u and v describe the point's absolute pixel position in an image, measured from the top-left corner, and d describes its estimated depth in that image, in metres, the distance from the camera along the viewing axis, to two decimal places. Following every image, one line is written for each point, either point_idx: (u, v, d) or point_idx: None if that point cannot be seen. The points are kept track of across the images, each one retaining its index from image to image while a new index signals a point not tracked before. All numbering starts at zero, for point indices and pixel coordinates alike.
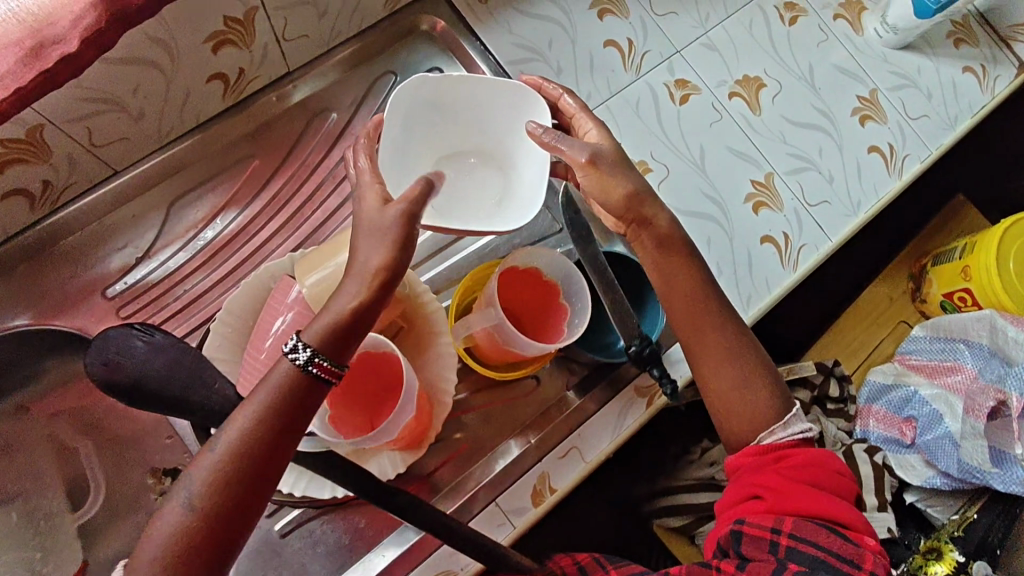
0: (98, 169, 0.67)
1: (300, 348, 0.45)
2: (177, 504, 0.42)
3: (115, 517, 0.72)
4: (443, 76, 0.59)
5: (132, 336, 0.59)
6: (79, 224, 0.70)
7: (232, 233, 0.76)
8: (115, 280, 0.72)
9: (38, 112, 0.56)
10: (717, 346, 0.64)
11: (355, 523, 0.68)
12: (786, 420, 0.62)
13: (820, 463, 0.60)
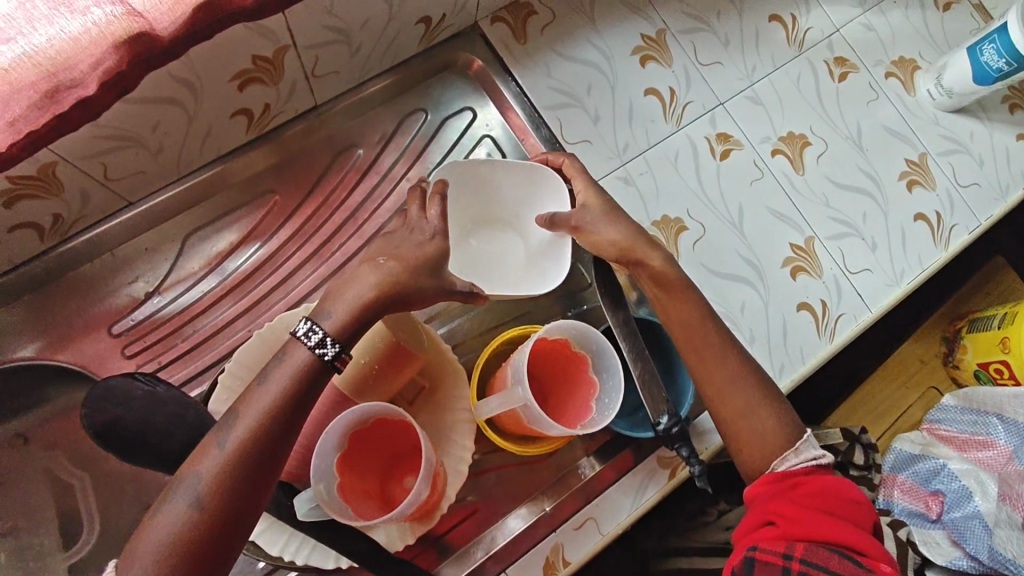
0: (112, 200, 0.64)
1: (329, 344, 0.46)
2: (182, 500, 0.41)
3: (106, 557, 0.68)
4: (467, 161, 0.64)
5: (133, 385, 0.58)
6: (89, 255, 0.66)
7: (252, 268, 0.72)
8: (124, 315, 0.68)
9: (52, 151, 0.53)
10: (745, 422, 0.60)
11: None
12: (798, 446, 0.58)
13: (837, 487, 0.54)
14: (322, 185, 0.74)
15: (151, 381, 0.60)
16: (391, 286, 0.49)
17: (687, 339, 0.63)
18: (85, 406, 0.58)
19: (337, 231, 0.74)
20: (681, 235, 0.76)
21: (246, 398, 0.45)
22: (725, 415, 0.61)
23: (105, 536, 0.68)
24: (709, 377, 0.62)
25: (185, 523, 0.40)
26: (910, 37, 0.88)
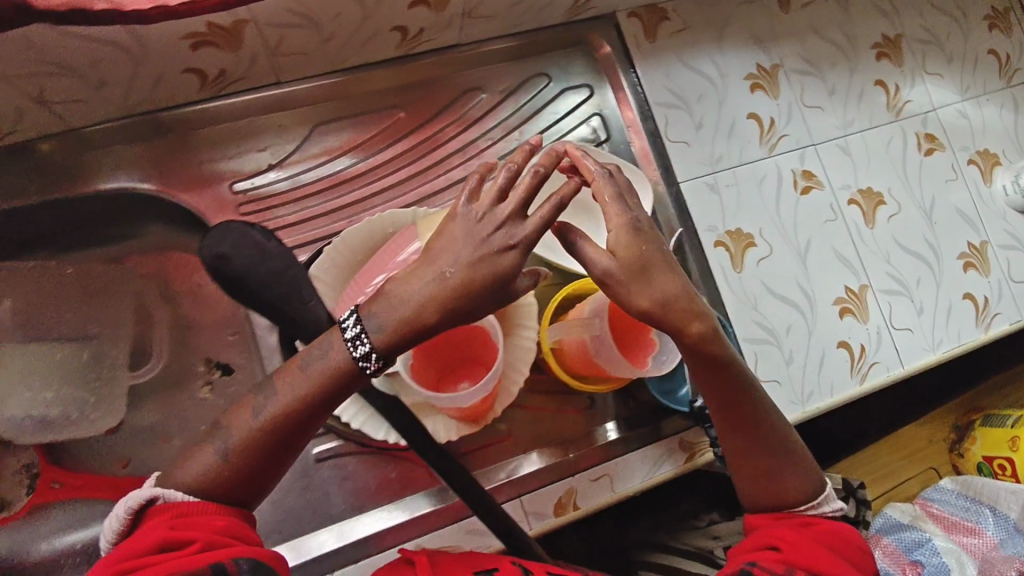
0: (268, 74, 0.70)
1: (371, 359, 0.50)
2: (216, 449, 0.49)
3: (169, 387, 0.76)
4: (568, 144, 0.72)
5: (250, 233, 0.62)
6: (231, 116, 0.73)
7: (359, 171, 0.77)
8: (244, 177, 0.75)
9: (250, 10, 0.60)
10: (776, 477, 0.62)
11: (386, 473, 0.69)
12: (823, 498, 0.62)
13: (843, 534, 0.59)
14: (445, 115, 0.79)
15: (266, 236, 0.63)
16: (416, 305, 0.50)
17: (729, 395, 0.60)
18: (204, 240, 0.61)
19: (447, 157, 0.79)
20: (749, 250, 0.81)
21: (287, 375, 0.51)
22: (751, 465, 0.62)
23: (170, 366, 0.77)
24: (744, 431, 0.62)
25: (211, 470, 0.49)
26: (998, 133, 0.94)
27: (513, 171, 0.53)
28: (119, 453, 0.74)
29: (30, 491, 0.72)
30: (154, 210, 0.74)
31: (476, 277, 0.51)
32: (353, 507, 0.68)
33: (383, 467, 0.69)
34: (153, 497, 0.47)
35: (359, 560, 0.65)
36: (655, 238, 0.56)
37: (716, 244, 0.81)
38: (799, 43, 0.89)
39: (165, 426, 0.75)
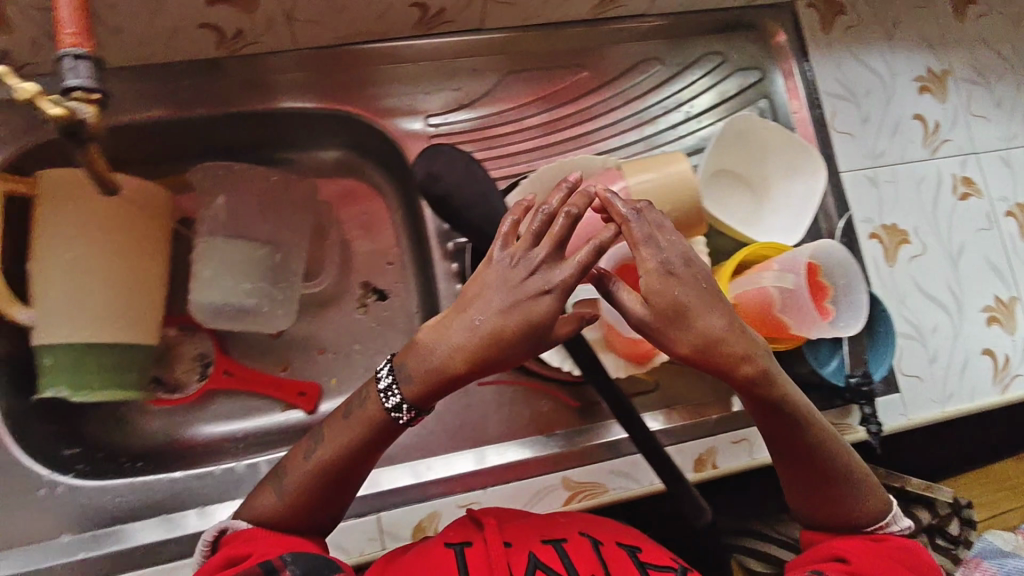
0: (474, 19, 0.74)
1: (402, 411, 0.53)
2: (274, 494, 0.54)
3: (334, 302, 0.82)
4: (751, 117, 0.73)
5: (459, 156, 0.66)
6: (430, 56, 0.76)
7: (544, 120, 0.78)
8: (437, 113, 0.76)
9: None
10: (838, 500, 0.58)
11: (539, 406, 0.73)
12: (891, 513, 0.59)
13: (915, 550, 0.55)
14: (626, 80, 0.81)
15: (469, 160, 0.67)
16: (447, 350, 0.51)
17: (781, 424, 0.55)
18: (419, 158, 0.66)
19: (624, 119, 0.81)
20: (903, 247, 0.82)
21: (332, 426, 0.56)
22: (808, 491, 0.59)
23: (338, 283, 0.82)
24: (798, 459, 0.57)
25: (269, 511, 0.54)
26: None
27: (543, 215, 0.52)
28: (281, 355, 0.81)
29: (201, 377, 0.79)
30: (347, 136, 0.80)
31: (508, 325, 0.50)
32: (504, 432, 0.72)
33: (536, 401, 0.73)
34: (224, 530, 0.53)
35: (511, 481, 0.68)
36: (693, 278, 0.51)
37: (870, 236, 0.81)
38: (969, 53, 0.90)
39: (325, 338, 0.82)
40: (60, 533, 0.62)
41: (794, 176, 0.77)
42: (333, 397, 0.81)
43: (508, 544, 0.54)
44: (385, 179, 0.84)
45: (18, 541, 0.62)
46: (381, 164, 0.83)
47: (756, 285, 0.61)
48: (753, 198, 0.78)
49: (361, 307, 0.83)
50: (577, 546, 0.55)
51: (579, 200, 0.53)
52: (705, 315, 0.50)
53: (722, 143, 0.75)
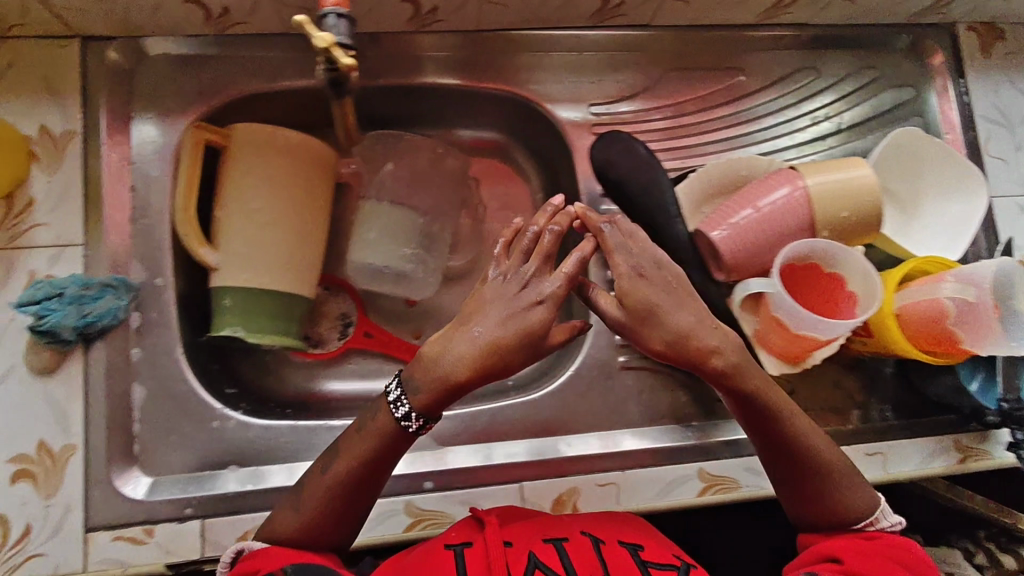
0: (647, 15, 0.76)
1: (411, 418, 0.54)
2: (289, 511, 0.55)
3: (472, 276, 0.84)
4: (914, 130, 0.74)
5: (635, 144, 0.68)
6: (597, 48, 0.78)
7: (699, 118, 0.80)
8: (602, 101, 0.78)
9: None
10: (832, 497, 0.57)
11: (678, 398, 0.74)
12: (882, 510, 0.58)
13: (904, 545, 0.54)
14: (780, 86, 0.82)
15: (643, 150, 0.69)
16: (453, 361, 0.54)
17: (762, 413, 0.57)
18: (595, 144, 0.69)
19: (775, 124, 0.82)
20: None
21: (346, 439, 0.56)
22: (798, 487, 0.58)
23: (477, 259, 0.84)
24: (783, 452, 0.58)
25: (286, 527, 0.54)
26: None
27: (530, 235, 0.59)
28: (414, 323, 0.84)
29: (341, 336, 0.82)
30: (504, 119, 0.82)
31: (506, 336, 0.54)
32: (643, 419, 0.73)
33: (673, 391, 0.74)
34: (241, 550, 0.54)
35: (650, 467, 0.70)
36: (663, 280, 0.57)
37: None
38: None
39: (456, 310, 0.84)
40: (227, 467, 0.66)
41: (952, 195, 0.76)
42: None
43: (508, 543, 0.55)
44: (530, 162, 0.86)
45: (187, 467, 0.65)
46: (528, 146, 0.84)
47: (931, 296, 0.62)
48: (908, 210, 0.77)
49: None
50: (578, 544, 0.56)
51: (562, 218, 0.61)
52: (673, 313, 0.55)
53: (883, 157, 0.75)
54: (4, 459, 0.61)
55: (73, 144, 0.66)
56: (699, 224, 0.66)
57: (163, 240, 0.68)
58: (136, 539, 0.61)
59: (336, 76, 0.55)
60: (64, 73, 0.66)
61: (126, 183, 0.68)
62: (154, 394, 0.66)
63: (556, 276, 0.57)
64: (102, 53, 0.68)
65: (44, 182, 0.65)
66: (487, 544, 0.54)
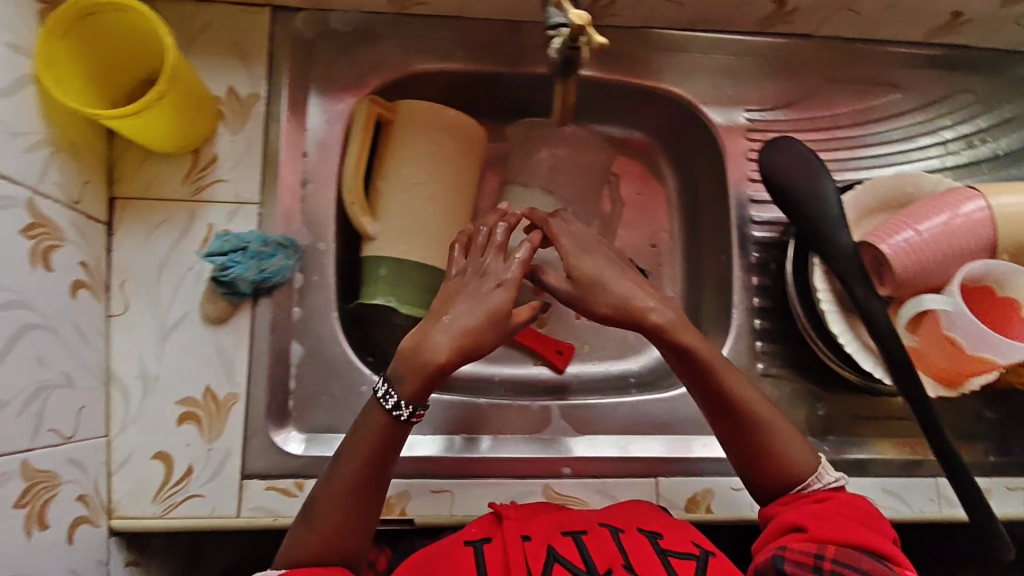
0: (814, 24, 0.76)
1: (402, 406, 0.54)
2: (299, 523, 0.54)
3: None
4: None
5: (807, 152, 0.68)
6: (757, 54, 0.78)
7: (851, 131, 0.79)
8: (757, 107, 0.78)
9: None
10: (778, 457, 0.59)
11: (817, 412, 0.75)
12: (820, 469, 0.59)
13: (854, 502, 0.56)
14: (938, 106, 0.81)
15: (816, 159, 0.68)
16: (432, 344, 0.54)
17: (708, 373, 0.58)
18: (765, 148, 0.70)
19: (927, 144, 0.80)
20: None
21: (338, 450, 0.55)
22: (758, 463, 0.59)
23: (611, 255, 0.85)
24: (731, 416, 0.59)
25: (303, 539, 0.52)
26: None
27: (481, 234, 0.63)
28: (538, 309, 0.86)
29: None
30: (652, 119, 0.82)
31: (473, 320, 0.55)
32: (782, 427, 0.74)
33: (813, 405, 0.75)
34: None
35: None
36: (604, 254, 0.63)
37: None
38: None
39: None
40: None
41: None
42: (581, 361, 0.85)
43: (528, 537, 0.55)
44: (670, 162, 0.86)
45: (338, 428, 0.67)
46: (671, 146, 0.85)
47: None
48: None
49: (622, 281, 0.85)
50: (596, 537, 0.55)
51: (510, 218, 0.65)
52: (617, 282, 0.60)
53: None
54: (173, 400, 0.64)
55: (257, 108, 0.68)
56: (871, 237, 0.65)
57: (329, 208, 0.70)
58: (288, 491, 0.64)
59: (578, 53, 0.47)
60: (254, 37, 0.68)
61: (301, 149, 0.70)
62: (310, 354, 0.68)
63: (511, 261, 0.60)
64: (290, 23, 0.70)
65: (228, 141, 0.67)
66: (506, 541, 0.54)
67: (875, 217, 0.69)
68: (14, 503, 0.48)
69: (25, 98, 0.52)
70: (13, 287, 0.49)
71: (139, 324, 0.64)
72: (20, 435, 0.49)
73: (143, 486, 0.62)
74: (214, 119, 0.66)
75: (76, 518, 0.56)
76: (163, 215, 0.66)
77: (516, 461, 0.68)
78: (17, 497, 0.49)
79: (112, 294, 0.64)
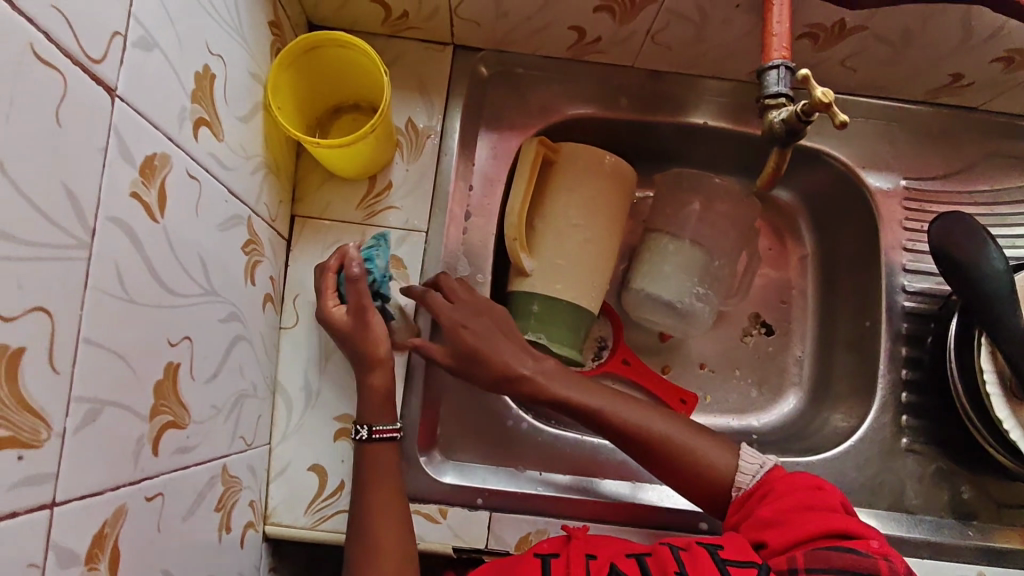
0: (983, 97, 0.75)
1: (359, 430, 0.61)
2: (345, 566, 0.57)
3: (733, 323, 0.85)
4: None
5: (979, 230, 0.68)
6: (917, 122, 0.78)
7: (1010, 207, 0.78)
8: (915, 175, 0.78)
9: None
10: (694, 469, 0.60)
11: (958, 492, 0.73)
12: (740, 462, 0.59)
13: (789, 488, 0.54)
14: None
15: (990, 238, 0.68)
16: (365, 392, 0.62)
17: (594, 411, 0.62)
18: (934, 225, 0.70)
19: None
20: None
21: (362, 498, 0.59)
22: (681, 477, 0.60)
23: (743, 308, 0.85)
24: (633, 447, 0.62)
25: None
26: None
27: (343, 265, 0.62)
28: (661, 357, 0.84)
29: (597, 358, 0.82)
30: (799, 178, 0.83)
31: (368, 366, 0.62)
32: (924, 505, 0.72)
33: (956, 485, 0.73)
34: None
35: (925, 558, 0.69)
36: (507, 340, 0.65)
37: None
38: None
39: (705, 353, 0.84)
40: (521, 470, 0.69)
41: None
42: (703, 413, 0.82)
43: (591, 556, 0.51)
44: (810, 220, 0.86)
45: (484, 458, 0.70)
46: (813, 204, 0.84)
47: None
48: None
49: (752, 334, 0.84)
50: (657, 560, 0.49)
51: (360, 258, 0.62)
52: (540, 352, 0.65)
53: None
54: (330, 415, 0.65)
55: (432, 140, 0.71)
56: None
57: (489, 241, 0.72)
58: (431, 516, 0.65)
59: (804, 126, 0.52)
60: (435, 74, 0.72)
61: (468, 183, 0.72)
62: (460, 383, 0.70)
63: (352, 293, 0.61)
64: (469, 61, 0.73)
65: (403, 170, 0.70)
66: (570, 559, 0.50)
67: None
68: (213, 507, 0.50)
69: (255, 123, 0.55)
70: (233, 300, 0.52)
71: (306, 338, 0.66)
72: (223, 440, 0.51)
73: (296, 496, 0.64)
74: (393, 148, 0.69)
75: (245, 523, 0.58)
76: (337, 236, 0.69)
77: (653, 511, 0.68)
78: (215, 501, 0.51)
79: (284, 307, 0.67)
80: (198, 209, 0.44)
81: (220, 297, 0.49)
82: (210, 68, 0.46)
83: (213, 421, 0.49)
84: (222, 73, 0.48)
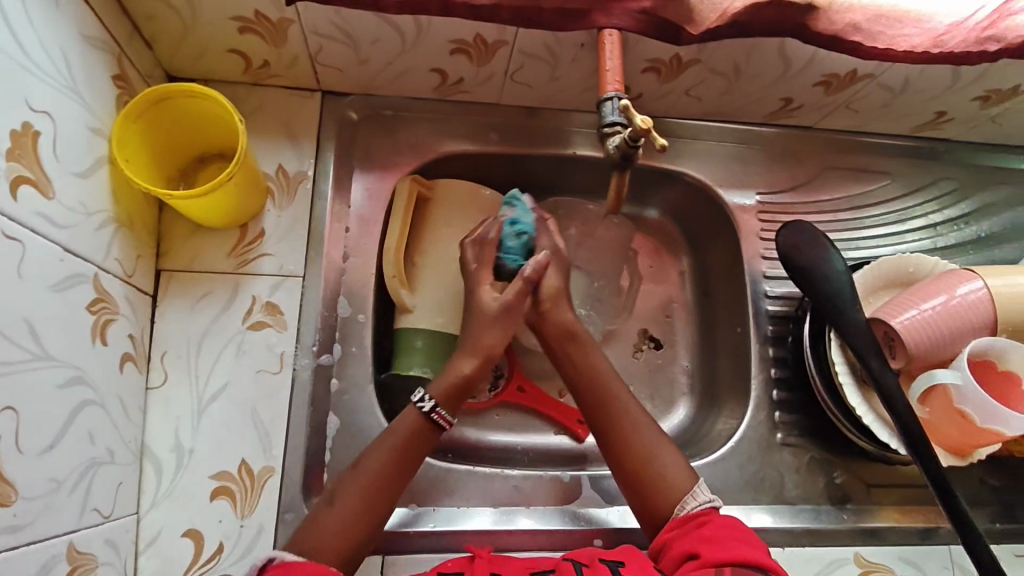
0: (814, 117, 0.83)
1: (425, 399, 0.61)
2: None
3: (622, 340, 0.88)
4: None
5: (820, 239, 0.75)
6: (763, 143, 0.85)
7: (849, 214, 0.86)
8: (766, 191, 0.85)
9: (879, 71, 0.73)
10: (648, 470, 0.62)
11: (833, 478, 0.78)
12: (696, 489, 0.60)
13: (731, 525, 0.56)
14: (926, 192, 0.88)
15: (829, 245, 0.74)
16: None
17: (598, 375, 0.67)
18: (782, 233, 0.76)
19: (919, 227, 0.87)
20: None
21: None
22: (632, 470, 0.62)
23: (629, 325, 0.89)
24: (607, 424, 0.65)
25: None
26: None
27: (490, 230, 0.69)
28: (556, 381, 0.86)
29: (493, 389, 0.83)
30: (667, 198, 0.88)
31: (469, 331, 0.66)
32: (804, 494, 0.77)
33: (830, 472, 0.78)
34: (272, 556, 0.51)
35: (807, 545, 0.73)
36: None
37: None
38: None
39: None
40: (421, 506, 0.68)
41: None
42: None
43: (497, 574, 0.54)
44: (682, 236, 0.91)
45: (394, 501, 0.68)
46: (683, 221, 0.90)
47: None
48: None
49: (640, 349, 0.88)
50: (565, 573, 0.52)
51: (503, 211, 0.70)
52: None
53: None
54: (205, 474, 0.62)
55: (303, 185, 0.71)
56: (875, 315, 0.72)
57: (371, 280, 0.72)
58: None
59: (635, 151, 0.58)
60: (303, 120, 0.72)
61: (344, 224, 0.72)
62: (346, 427, 0.68)
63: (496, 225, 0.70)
64: (337, 104, 0.74)
65: (274, 217, 0.69)
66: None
67: (880, 294, 0.76)
68: None
69: (98, 179, 0.54)
70: (78, 364, 0.50)
71: (176, 396, 0.63)
72: (70, 514, 0.48)
73: (170, 566, 0.60)
74: (263, 195, 0.69)
75: None
76: (207, 287, 0.67)
77: (553, 533, 0.68)
78: None
79: (151, 366, 0.64)
80: (21, 271, 0.43)
81: (59, 361, 0.47)
82: (32, 124, 0.45)
83: (54, 494, 0.46)
84: (50, 128, 0.47)
